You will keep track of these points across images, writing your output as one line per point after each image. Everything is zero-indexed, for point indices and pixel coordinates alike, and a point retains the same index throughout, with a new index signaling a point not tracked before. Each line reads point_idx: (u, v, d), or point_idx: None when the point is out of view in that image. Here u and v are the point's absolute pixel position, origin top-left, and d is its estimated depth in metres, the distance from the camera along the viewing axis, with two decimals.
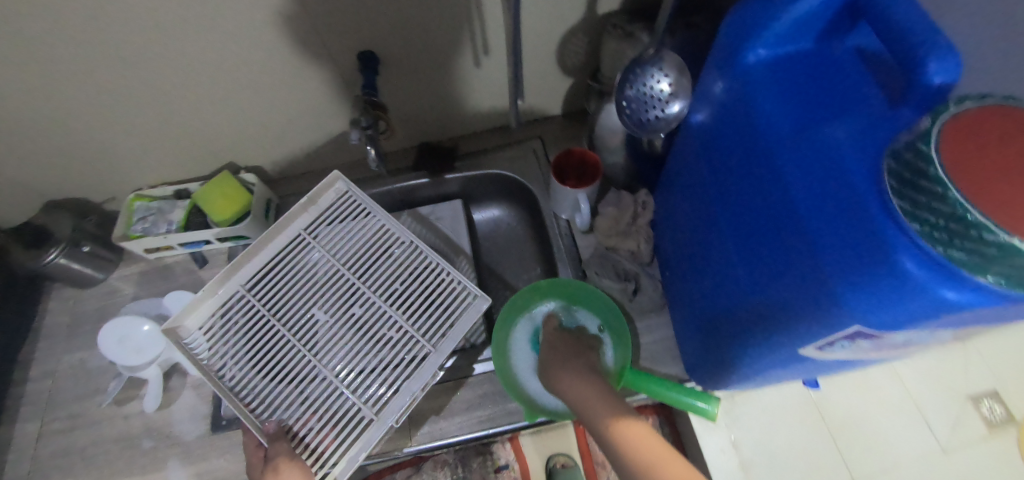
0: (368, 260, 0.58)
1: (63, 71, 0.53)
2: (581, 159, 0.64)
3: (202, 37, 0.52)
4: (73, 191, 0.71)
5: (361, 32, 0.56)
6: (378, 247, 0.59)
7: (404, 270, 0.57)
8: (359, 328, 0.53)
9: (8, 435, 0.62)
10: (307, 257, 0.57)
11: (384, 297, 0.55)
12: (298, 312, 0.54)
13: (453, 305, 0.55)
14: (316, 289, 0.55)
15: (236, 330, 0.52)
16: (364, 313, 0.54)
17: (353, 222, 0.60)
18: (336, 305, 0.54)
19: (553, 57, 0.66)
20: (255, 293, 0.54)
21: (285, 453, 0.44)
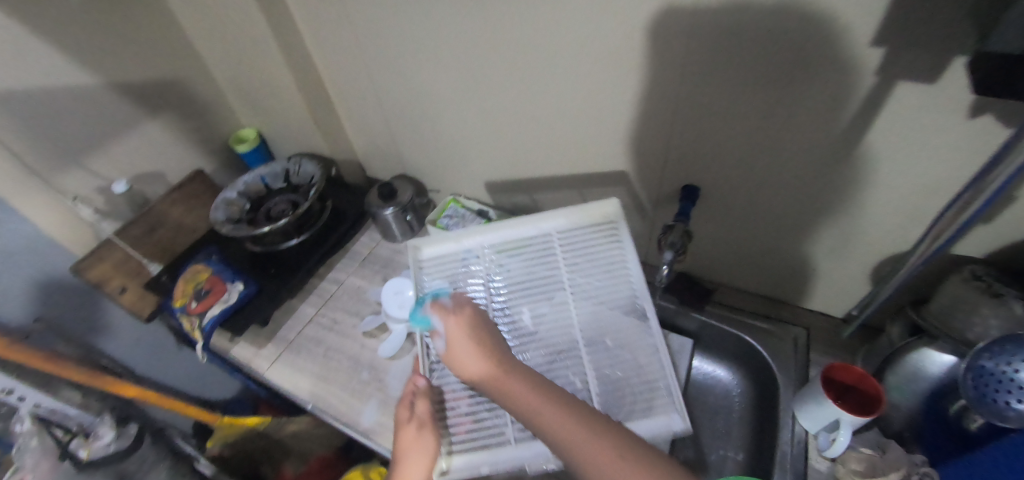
0: (587, 290, 0.63)
1: (491, 114, 0.78)
2: (858, 380, 0.57)
3: (587, 129, 0.72)
4: (428, 175, 1.00)
5: (699, 172, 0.67)
6: (605, 292, 0.62)
7: (618, 332, 0.60)
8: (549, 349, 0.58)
9: (293, 308, 0.85)
10: (545, 263, 0.65)
11: (588, 345, 0.59)
12: (511, 304, 0.62)
13: (639, 397, 0.55)
14: (533, 292, 0.63)
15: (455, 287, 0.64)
16: (562, 343, 0.59)
17: (596, 251, 0.65)
18: (542, 319, 0.61)
19: (864, 266, 0.66)
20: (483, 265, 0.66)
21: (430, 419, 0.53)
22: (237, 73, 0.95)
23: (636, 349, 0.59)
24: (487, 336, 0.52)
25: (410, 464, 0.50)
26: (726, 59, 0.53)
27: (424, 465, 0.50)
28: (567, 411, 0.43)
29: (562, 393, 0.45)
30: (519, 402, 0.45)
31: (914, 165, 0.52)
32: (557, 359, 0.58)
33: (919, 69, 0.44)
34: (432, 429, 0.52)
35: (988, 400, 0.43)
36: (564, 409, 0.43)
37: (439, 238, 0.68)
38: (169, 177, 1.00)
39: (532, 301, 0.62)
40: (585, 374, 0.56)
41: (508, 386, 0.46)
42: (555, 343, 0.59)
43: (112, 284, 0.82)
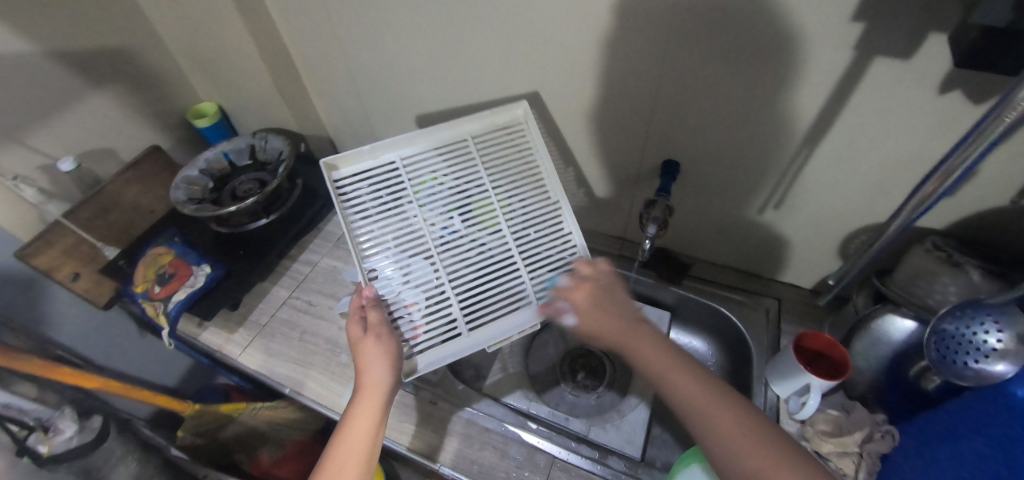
0: (507, 189, 0.65)
1: (469, 88, 0.76)
2: (825, 348, 0.61)
3: (569, 106, 0.70)
4: None
5: (679, 148, 0.67)
6: (525, 189, 0.66)
7: (539, 221, 0.65)
8: (480, 249, 0.63)
9: (265, 291, 0.82)
10: (463, 162, 0.66)
11: (514, 235, 0.64)
12: (438, 211, 0.64)
13: (567, 274, 0.64)
14: (456, 196, 0.64)
15: (376, 207, 0.62)
16: (492, 242, 0.63)
17: (510, 154, 0.67)
18: (470, 224, 0.64)
19: (835, 240, 0.68)
20: (398, 179, 0.64)
21: (386, 327, 0.56)
22: (191, 41, 0.88)
23: (556, 234, 0.65)
24: (612, 302, 0.56)
25: (373, 368, 0.53)
26: (710, 32, 0.52)
27: (387, 368, 0.53)
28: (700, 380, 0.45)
29: (693, 361, 0.48)
30: (649, 362, 0.49)
31: (885, 140, 0.53)
32: (488, 254, 0.63)
33: (896, 45, 0.45)
34: (385, 334, 0.55)
35: (948, 361, 0.46)
36: (694, 377, 0.46)
37: (354, 154, 0.63)
38: (122, 155, 0.92)
39: (459, 205, 0.64)
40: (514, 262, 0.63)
41: (640, 348, 0.50)
42: (482, 242, 0.63)
43: (63, 271, 0.76)
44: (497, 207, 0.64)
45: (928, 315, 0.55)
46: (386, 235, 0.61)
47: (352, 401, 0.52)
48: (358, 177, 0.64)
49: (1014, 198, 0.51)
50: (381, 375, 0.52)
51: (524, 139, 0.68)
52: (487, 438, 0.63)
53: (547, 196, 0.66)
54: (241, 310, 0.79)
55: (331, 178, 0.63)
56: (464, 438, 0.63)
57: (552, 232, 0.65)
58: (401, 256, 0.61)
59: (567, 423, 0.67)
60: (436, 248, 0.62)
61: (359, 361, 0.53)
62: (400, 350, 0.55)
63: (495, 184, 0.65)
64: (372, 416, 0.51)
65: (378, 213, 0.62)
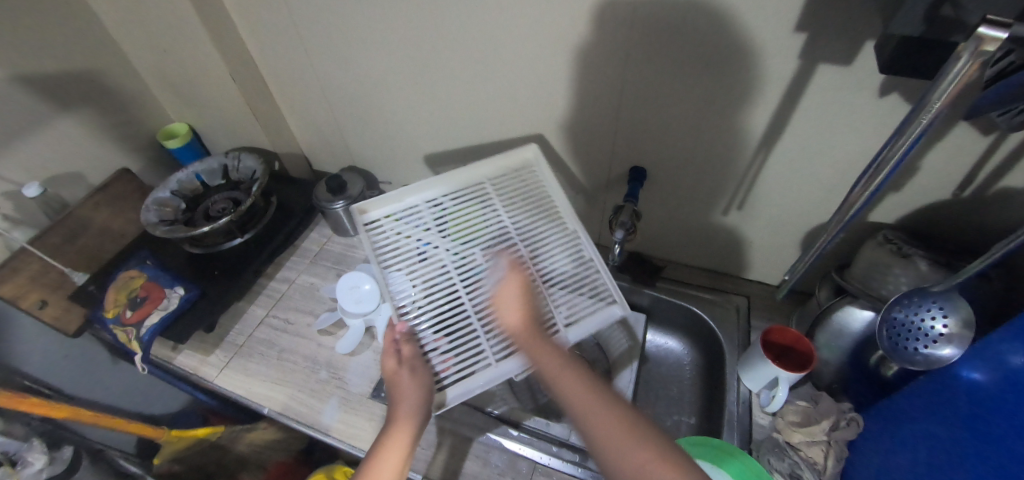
0: (527, 224, 0.69)
1: (441, 103, 0.77)
2: (792, 341, 0.63)
3: (539, 118, 0.72)
4: (379, 166, 0.97)
5: (645, 155, 0.70)
6: (545, 225, 0.69)
7: (568, 254, 0.67)
8: (502, 282, 0.63)
9: (241, 310, 0.81)
10: (484, 201, 0.70)
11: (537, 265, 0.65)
12: (462, 252, 0.66)
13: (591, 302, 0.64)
14: (480, 235, 0.67)
15: (406, 246, 0.66)
16: None
17: (523, 194, 0.71)
18: (492, 257, 0.66)
19: (798, 238, 0.71)
20: (424, 220, 0.68)
21: (418, 362, 0.56)
22: (162, 63, 0.87)
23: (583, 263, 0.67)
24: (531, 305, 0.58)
25: (410, 397, 0.54)
26: (666, 44, 0.55)
27: (422, 400, 0.54)
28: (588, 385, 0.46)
29: (594, 380, 0.47)
30: (548, 368, 0.50)
31: (834, 141, 0.56)
32: (513, 286, 0.63)
33: (836, 51, 0.48)
34: (420, 365, 0.56)
35: (900, 348, 0.48)
36: (588, 384, 0.47)
37: (380, 200, 0.69)
38: (90, 178, 0.91)
39: (481, 242, 0.67)
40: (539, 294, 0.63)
41: (542, 355, 0.52)
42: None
43: (29, 298, 0.75)
44: (518, 241, 0.66)
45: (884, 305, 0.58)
46: (415, 275, 0.64)
47: (388, 426, 0.53)
48: (386, 223, 0.68)
49: (954, 191, 0.55)
50: (417, 404, 0.53)
51: (535, 176, 0.72)
52: (469, 448, 0.63)
53: (565, 227, 0.69)
54: (217, 332, 0.78)
55: (361, 221, 0.68)
56: (446, 449, 0.63)
57: (575, 260, 0.67)
58: (429, 291, 0.63)
59: (549, 428, 0.65)
60: (460, 281, 0.64)
61: (395, 392, 0.54)
62: (431, 384, 0.55)
63: (515, 222, 0.69)
64: (406, 440, 0.52)
65: (408, 257, 0.65)
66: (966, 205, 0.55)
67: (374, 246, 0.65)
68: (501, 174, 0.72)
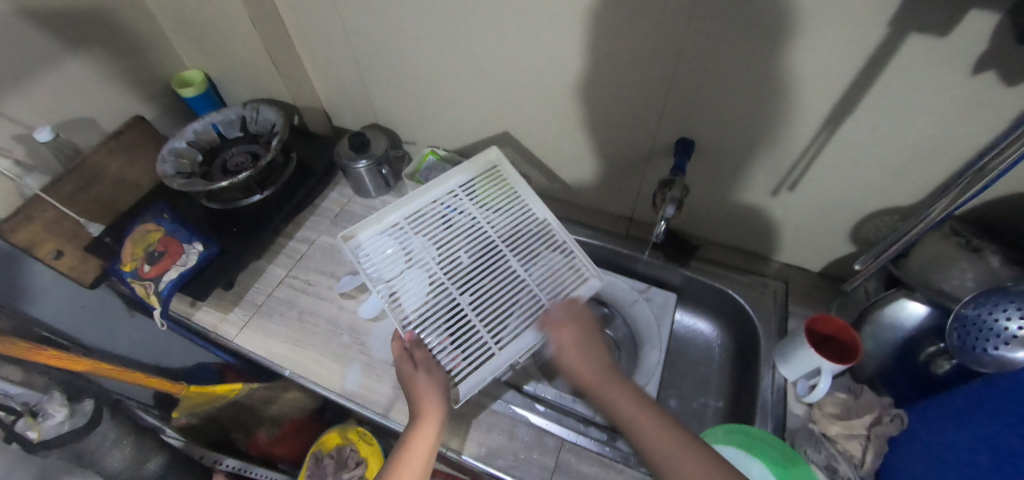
0: (503, 222, 0.68)
1: (474, 60, 0.71)
2: (836, 331, 0.60)
3: (581, 82, 0.66)
4: (402, 125, 0.92)
5: (695, 127, 0.64)
6: (522, 218, 0.68)
7: (540, 243, 0.66)
8: (491, 278, 0.62)
9: (261, 270, 0.79)
10: (454, 209, 0.68)
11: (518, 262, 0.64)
12: (448, 254, 0.64)
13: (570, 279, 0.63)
14: (460, 237, 0.65)
15: (389, 259, 0.63)
16: (499, 268, 0.63)
17: (497, 193, 0.70)
18: (476, 254, 0.64)
19: (850, 224, 0.67)
20: (402, 232, 0.65)
21: (428, 366, 0.54)
22: (174, 2, 0.81)
23: (557, 248, 0.66)
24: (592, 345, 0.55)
25: (428, 395, 0.53)
26: (739, 4, 0.48)
27: (443, 395, 0.53)
28: (671, 433, 0.46)
29: (668, 417, 0.48)
30: (620, 408, 0.49)
31: (914, 121, 0.51)
32: (500, 280, 0.62)
33: (937, 19, 0.42)
34: (432, 363, 0.55)
35: (968, 348, 0.46)
36: (665, 428, 0.46)
37: (364, 223, 0.64)
38: (103, 125, 0.87)
39: (464, 243, 0.65)
40: (522, 281, 0.62)
41: (615, 393, 0.51)
42: (492, 270, 0.63)
43: (45, 248, 0.72)
44: (498, 240, 0.66)
45: (945, 300, 0.54)
46: (406, 283, 0.61)
47: (411, 425, 0.52)
48: (362, 243, 0.64)
49: None
50: (437, 403, 0.52)
51: (502, 175, 0.71)
52: (495, 421, 0.62)
53: (538, 218, 0.68)
54: (236, 290, 0.76)
55: (348, 247, 0.63)
56: (471, 421, 0.62)
57: (550, 245, 0.66)
58: (421, 294, 0.60)
59: (574, 405, 0.65)
60: (452, 280, 0.61)
61: (413, 391, 0.53)
62: (447, 380, 0.55)
63: (494, 222, 0.67)
64: (432, 437, 0.51)
65: (392, 269, 0.62)
66: None
67: (357, 264, 0.61)
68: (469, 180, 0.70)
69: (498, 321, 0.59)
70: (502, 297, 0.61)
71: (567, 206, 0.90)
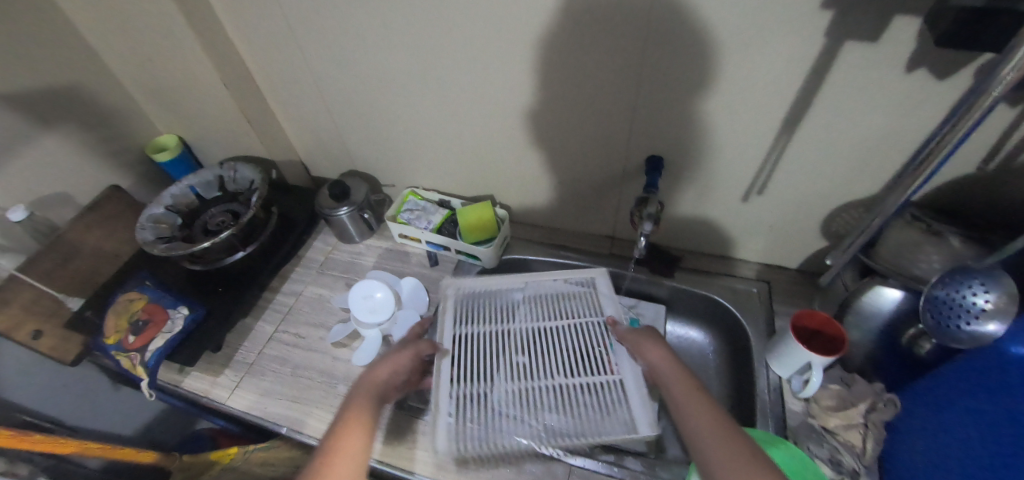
0: (516, 313, 0.72)
1: (445, 102, 0.74)
2: (821, 325, 0.62)
3: (550, 112, 0.69)
4: (380, 170, 0.94)
5: (661, 145, 0.68)
6: (518, 293, 0.75)
7: (547, 299, 0.74)
8: (553, 346, 0.67)
9: (249, 327, 0.78)
10: (468, 330, 0.70)
11: (552, 321, 0.71)
12: (509, 366, 0.65)
13: (586, 297, 0.74)
14: (499, 348, 0.68)
15: (481, 407, 0.61)
16: (549, 333, 0.69)
17: (483, 308, 0.74)
18: (527, 348, 0.68)
19: (820, 221, 0.70)
20: (467, 383, 0.63)
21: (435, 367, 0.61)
22: (146, 74, 0.83)
23: (558, 285, 0.75)
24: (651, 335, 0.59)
25: (383, 365, 0.57)
26: (689, 30, 0.52)
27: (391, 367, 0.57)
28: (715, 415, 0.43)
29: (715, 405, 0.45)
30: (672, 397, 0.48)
31: (860, 120, 0.55)
32: (558, 344, 0.67)
33: (865, 28, 0.46)
34: (415, 352, 0.61)
35: (943, 325, 0.47)
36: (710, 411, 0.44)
37: (439, 427, 0.59)
38: (78, 199, 0.87)
39: (510, 349, 0.67)
40: (570, 328, 0.70)
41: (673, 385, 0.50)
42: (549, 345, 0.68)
43: (24, 329, 0.71)
44: (525, 325, 0.70)
45: (917, 285, 0.56)
46: (518, 411, 0.60)
47: (354, 387, 0.54)
48: (451, 416, 0.60)
49: (979, 165, 0.54)
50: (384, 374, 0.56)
51: (474, 294, 0.75)
52: None
53: (525, 286, 0.75)
54: (225, 351, 0.75)
55: (450, 453, 0.57)
56: None
57: (555, 290, 0.75)
58: (535, 403, 0.61)
59: None
60: (539, 376, 0.64)
61: (376, 360, 0.58)
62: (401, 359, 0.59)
63: (509, 319, 0.72)
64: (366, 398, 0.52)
65: (486, 412, 0.60)
66: (995, 179, 0.54)
67: (467, 449, 0.57)
68: (456, 314, 0.72)
69: (590, 354, 0.66)
70: (569, 349, 0.67)
71: (550, 231, 0.92)
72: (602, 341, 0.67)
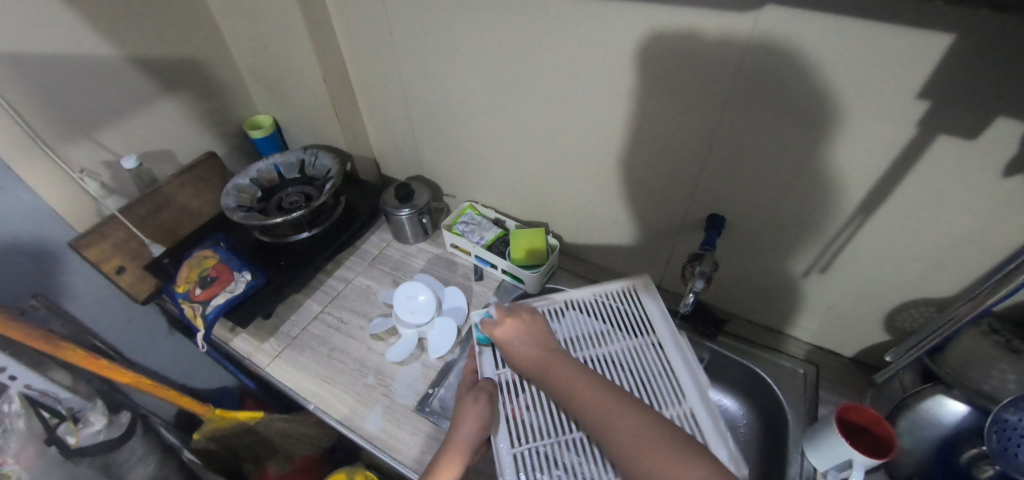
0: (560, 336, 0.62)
1: (519, 127, 0.78)
2: (871, 423, 0.58)
3: (618, 153, 0.71)
4: (445, 180, 0.99)
5: (725, 206, 0.68)
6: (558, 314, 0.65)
7: (582, 315, 0.65)
8: (615, 375, 0.57)
9: (299, 303, 0.83)
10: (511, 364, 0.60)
11: (599, 342, 0.61)
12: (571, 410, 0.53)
13: (630, 304, 0.66)
14: None
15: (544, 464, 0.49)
16: (603, 357, 0.59)
17: None
18: None
19: (884, 312, 0.67)
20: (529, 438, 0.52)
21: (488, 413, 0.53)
22: (261, 59, 0.93)
23: (593, 297, 0.67)
24: (540, 333, 0.57)
25: (463, 425, 0.52)
26: (769, 99, 0.54)
27: (476, 428, 0.52)
28: (606, 398, 0.48)
29: (605, 386, 0.49)
30: (564, 385, 0.51)
31: (942, 217, 0.53)
32: (621, 374, 0.57)
33: (960, 124, 0.45)
34: (491, 402, 0.54)
35: (1009, 453, 0.44)
36: (604, 393, 0.48)
37: None
38: (180, 158, 0.97)
39: None
40: (625, 348, 0.60)
41: (557, 371, 0.52)
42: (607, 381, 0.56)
43: (111, 263, 0.79)
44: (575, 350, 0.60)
45: (985, 402, 0.53)
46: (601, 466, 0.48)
47: (440, 451, 0.52)
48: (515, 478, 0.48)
49: None
50: (469, 436, 0.52)
51: None
52: None
53: (559, 302, 0.66)
54: (273, 321, 0.80)
55: None
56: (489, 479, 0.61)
57: (592, 306, 0.66)
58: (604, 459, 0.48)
59: None
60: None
61: (456, 416, 0.54)
62: (490, 416, 0.53)
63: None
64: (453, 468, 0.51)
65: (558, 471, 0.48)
66: None
67: None
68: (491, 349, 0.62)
69: (658, 387, 0.55)
70: (634, 377, 0.56)
71: (597, 269, 0.93)
72: (664, 365, 0.58)
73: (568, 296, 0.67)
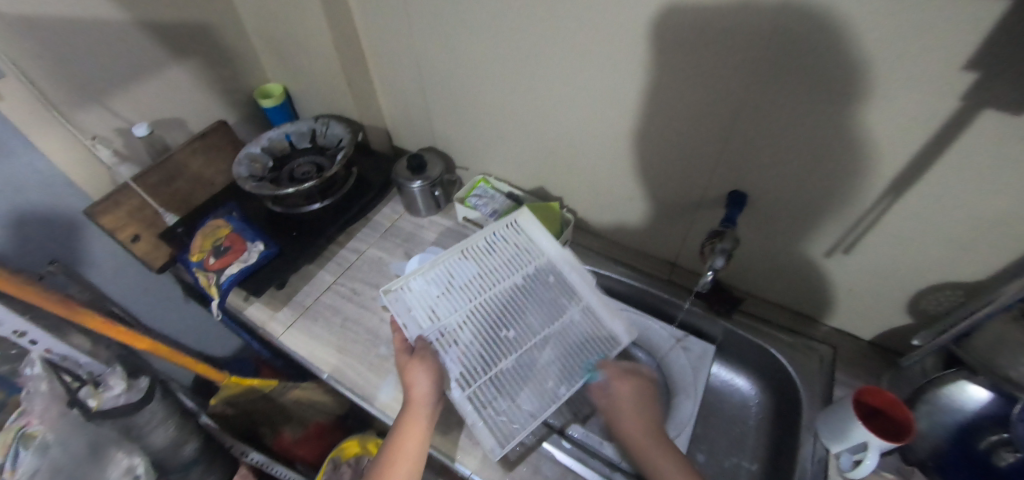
0: (468, 287, 0.68)
1: (535, 98, 0.75)
2: (891, 406, 0.56)
3: (637, 126, 0.68)
4: (458, 152, 0.97)
5: (748, 182, 0.65)
6: (458, 264, 0.71)
7: (478, 261, 0.71)
8: (515, 299, 0.68)
9: (312, 274, 0.83)
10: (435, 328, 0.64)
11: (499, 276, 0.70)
12: (494, 339, 0.64)
13: (518, 239, 0.74)
14: (479, 327, 0.65)
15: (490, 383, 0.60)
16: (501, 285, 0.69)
17: (432, 292, 0.68)
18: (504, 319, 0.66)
19: (909, 295, 0.65)
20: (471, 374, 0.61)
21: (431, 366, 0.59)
22: (269, 24, 0.90)
23: (479, 243, 0.72)
24: (644, 402, 0.60)
25: (417, 383, 0.58)
26: (802, 70, 0.50)
27: (428, 381, 0.58)
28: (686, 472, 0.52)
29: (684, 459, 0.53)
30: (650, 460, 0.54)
31: (978, 197, 0.50)
32: (518, 300, 0.68)
33: (1010, 99, 0.42)
34: (434, 356, 0.61)
35: None
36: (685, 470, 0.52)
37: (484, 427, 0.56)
38: (191, 126, 0.96)
39: (489, 322, 0.65)
40: (523, 276, 0.70)
41: (646, 447, 0.55)
42: (518, 310, 0.67)
43: (126, 232, 0.80)
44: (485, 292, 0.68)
45: (1012, 389, 0.50)
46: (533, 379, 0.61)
47: (403, 411, 0.58)
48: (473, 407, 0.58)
49: None
50: (425, 390, 0.58)
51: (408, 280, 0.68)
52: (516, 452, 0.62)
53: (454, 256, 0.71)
54: (287, 290, 0.81)
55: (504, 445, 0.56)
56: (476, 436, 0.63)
57: (480, 249, 0.72)
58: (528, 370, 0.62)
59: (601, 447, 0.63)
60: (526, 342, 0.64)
61: (406, 379, 0.59)
62: (440, 367, 0.60)
63: (476, 292, 0.68)
64: (421, 423, 0.57)
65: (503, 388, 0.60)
66: None
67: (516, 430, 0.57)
68: (410, 313, 0.65)
69: (551, 301, 0.68)
70: (533, 298, 0.68)
71: (612, 245, 0.92)
72: (552, 284, 0.70)
73: (459, 251, 0.72)
